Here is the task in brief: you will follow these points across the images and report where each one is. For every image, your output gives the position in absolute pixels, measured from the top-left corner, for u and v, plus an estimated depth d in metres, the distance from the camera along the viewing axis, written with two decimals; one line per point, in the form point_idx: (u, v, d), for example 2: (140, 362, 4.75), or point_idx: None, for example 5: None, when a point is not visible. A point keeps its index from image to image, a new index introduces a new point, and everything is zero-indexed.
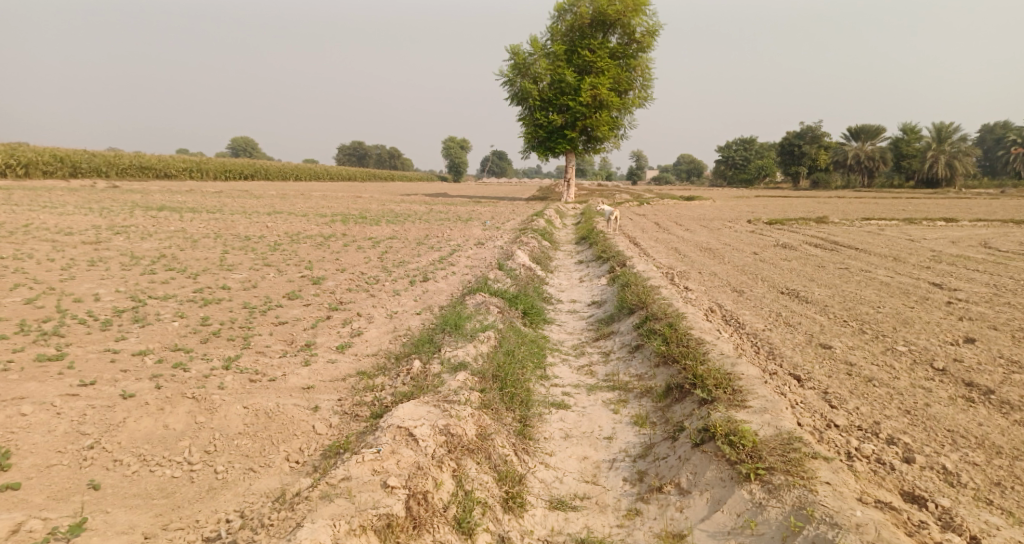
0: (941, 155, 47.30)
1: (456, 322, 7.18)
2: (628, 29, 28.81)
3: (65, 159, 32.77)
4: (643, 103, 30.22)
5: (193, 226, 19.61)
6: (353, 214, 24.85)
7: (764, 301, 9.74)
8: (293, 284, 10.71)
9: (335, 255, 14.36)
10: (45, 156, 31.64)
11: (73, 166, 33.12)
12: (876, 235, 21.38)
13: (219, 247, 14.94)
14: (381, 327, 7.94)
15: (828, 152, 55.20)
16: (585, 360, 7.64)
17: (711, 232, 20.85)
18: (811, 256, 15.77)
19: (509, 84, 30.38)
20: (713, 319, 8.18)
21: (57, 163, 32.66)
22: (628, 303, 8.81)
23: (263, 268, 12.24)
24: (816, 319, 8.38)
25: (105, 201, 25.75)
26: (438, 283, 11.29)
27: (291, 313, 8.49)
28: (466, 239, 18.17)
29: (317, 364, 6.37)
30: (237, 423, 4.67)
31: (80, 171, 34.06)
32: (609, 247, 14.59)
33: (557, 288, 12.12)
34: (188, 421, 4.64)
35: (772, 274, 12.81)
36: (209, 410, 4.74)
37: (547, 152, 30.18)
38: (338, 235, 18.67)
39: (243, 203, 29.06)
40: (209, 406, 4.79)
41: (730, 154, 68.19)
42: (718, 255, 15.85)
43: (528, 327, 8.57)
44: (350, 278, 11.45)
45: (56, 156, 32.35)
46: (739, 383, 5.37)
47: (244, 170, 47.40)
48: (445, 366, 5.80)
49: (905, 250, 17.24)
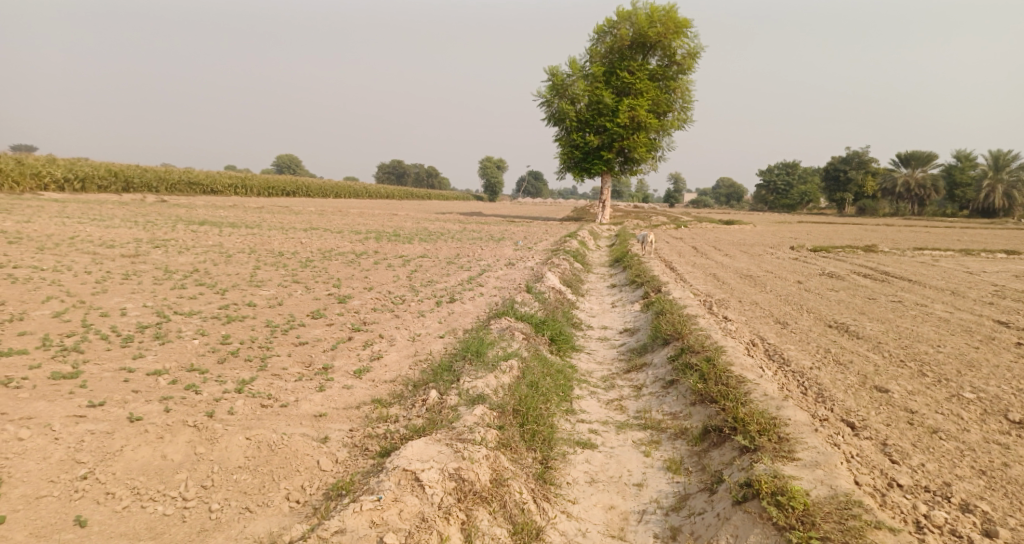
0: (998, 184, 45.31)
1: (478, 349, 6.83)
2: (669, 51, 28.41)
3: (118, 174, 33.72)
4: (682, 126, 29.71)
5: (230, 241, 19.77)
6: (387, 232, 24.83)
7: (810, 335, 9.16)
8: (319, 302, 10.52)
9: (365, 274, 14.21)
10: (100, 171, 32.60)
11: (126, 181, 34.06)
12: (929, 266, 20.37)
13: (252, 263, 14.94)
14: (401, 351, 7.64)
15: (875, 179, 53.59)
16: (615, 394, 7.18)
17: (751, 259, 20.17)
18: (860, 287, 15.01)
19: (547, 105, 30.25)
20: (755, 353, 7.65)
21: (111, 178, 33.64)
22: (663, 333, 8.32)
23: (291, 284, 12.13)
24: (869, 357, 7.79)
25: (150, 215, 26.28)
26: (465, 305, 10.98)
27: (312, 333, 8.26)
28: (497, 259, 17.90)
29: (333, 390, 6.05)
30: (238, 455, 4.44)
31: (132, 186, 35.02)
32: (643, 271, 14.11)
33: (588, 313, 11.68)
34: (187, 452, 4.42)
35: (818, 306, 12.16)
36: (210, 441, 4.51)
37: (583, 173, 29.87)
38: (370, 252, 18.58)
39: (283, 219, 29.38)
40: (210, 436, 4.56)
41: (771, 178, 66.76)
42: (759, 283, 15.21)
43: (556, 356, 8.16)
44: (377, 297, 11.24)
45: (111, 171, 33.31)
46: (784, 430, 4.88)
47: (287, 187, 48.24)
48: (463, 397, 5.44)
49: (962, 283, 16.33)
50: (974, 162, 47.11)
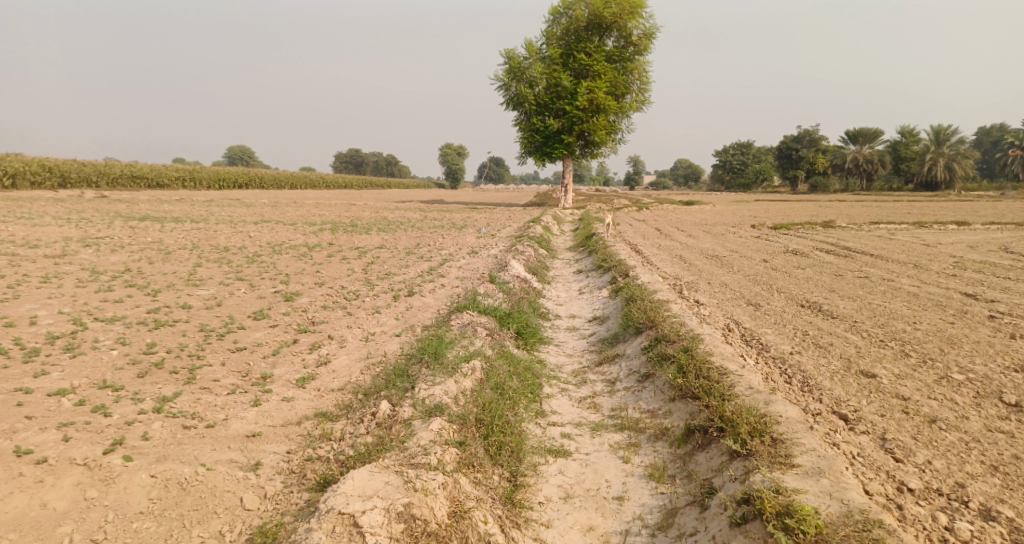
0: (940, 157, 46.50)
1: (436, 350, 6.18)
2: (624, 32, 27.98)
3: (54, 170, 31.75)
4: (640, 107, 29.31)
5: (173, 237, 18.57)
6: (343, 222, 23.84)
7: (785, 317, 8.76)
8: (263, 301, 9.67)
9: (316, 268, 13.36)
10: (34, 167, 30.58)
11: (63, 177, 32.08)
12: (888, 239, 20.48)
13: (193, 260, 13.91)
14: (352, 355, 6.90)
15: (826, 156, 54.50)
16: (588, 391, 6.63)
17: (714, 238, 19.90)
18: (826, 264, 14.84)
19: (504, 88, 29.46)
20: (733, 340, 7.19)
21: (46, 174, 31.62)
22: (635, 322, 7.80)
23: (235, 283, 11.21)
24: (849, 339, 7.41)
25: (88, 212, 24.68)
26: (424, 298, 10.28)
27: (252, 336, 7.44)
28: (458, 247, 17.21)
29: (271, 403, 5.31)
30: (140, 498, 3.81)
31: (70, 182, 33.05)
32: (609, 255, 13.63)
33: (555, 301, 11.13)
34: (75, 498, 3.78)
35: (787, 285, 11.84)
36: (104, 482, 3.88)
37: (543, 157, 29.28)
38: (324, 245, 17.63)
39: (231, 212, 28.02)
40: (105, 477, 3.92)
41: (727, 158, 67.25)
42: (726, 262, 14.90)
43: (522, 352, 7.55)
44: (328, 293, 10.43)
45: (45, 167, 31.30)
46: (778, 430, 4.41)
47: (239, 179, 46.38)
48: (418, 406, 4.79)
49: (922, 256, 16.34)
50: (918, 137, 48.23)
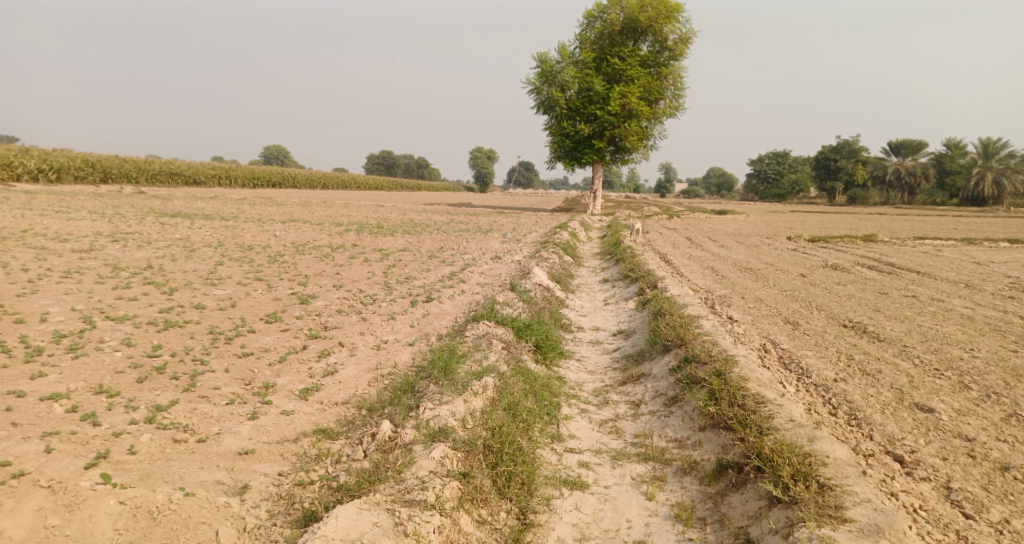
0: (988, 171, 44.69)
1: (448, 365, 5.78)
2: (660, 37, 27.35)
3: (95, 164, 32.30)
4: (674, 114, 28.64)
5: (200, 234, 18.53)
6: (370, 224, 23.66)
7: (826, 338, 8.16)
8: (278, 303, 9.38)
9: (337, 269, 13.11)
10: (76, 161, 31.10)
11: (104, 172, 32.61)
12: (934, 256, 19.51)
13: (215, 258, 13.77)
14: (361, 365, 6.53)
15: (866, 167, 52.90)
16: (610, 413, 6.16)
17: (747, 250, 19.18)
18: (868, 280, 14.08)
19: (535, 92, 29.06)
20: (769, 363, 6.65)
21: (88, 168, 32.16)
22: (663, 339, 7.30)
23: (253, 283, 10.97)
24: (900, 366, 6.80)
25: (122, 207, 24.92)
26: (443, 305, 9.90)
27: (261, 341, 7.12)
28: (483, 252, 16.81)
29: (270, 416, 4.94)
30: (104, 529, 3.52)
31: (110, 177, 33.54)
32: (638, 265, 13.11)
33: (578, 311, 10.66)
34: (34, 525, 3.50)
35: (827, 302, 11.18)
36: (68, 509, 3.60)
37: (573, 162, 28.79)
38: (348, 246, 17.40)
39: (262, 211, 28.10)
40: (70, 502, 3.65)
41: (762, 167, 65.75)
42: (760, 276, 14.24)
43: (541, 367, 7.09)
44: (345, 297, 10.11)
45: (87, 162, 31.83)
46: (824, 473, 3.98)
47: (273, 178, 46.78)
48: (423, 429, 4.44)
49: (972, 275, 15.43)
50: (964, 149, 46.46)
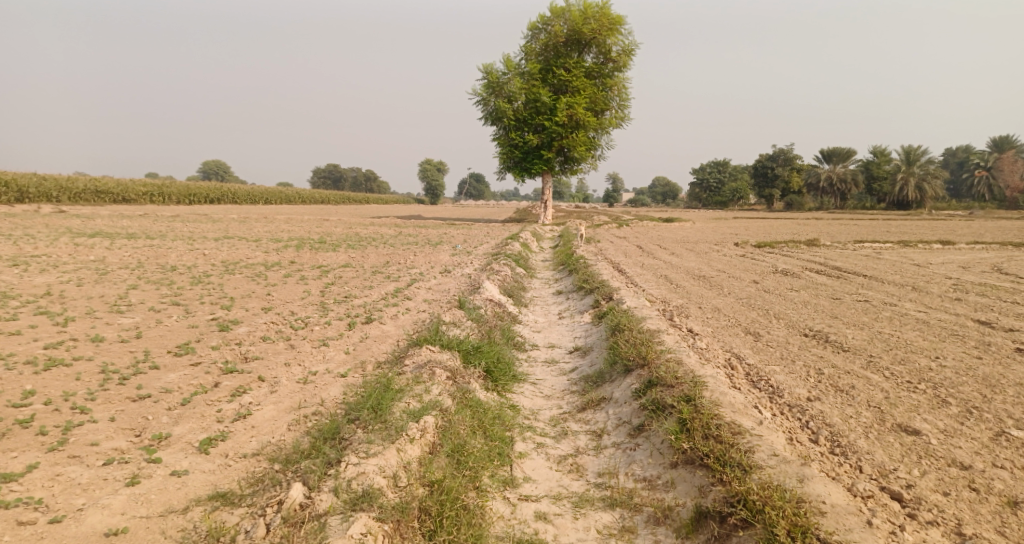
0: (911, 177, 46.55)
1: (382, 402, 4.99)
2: (603, 48, 27.22)
3: (10, 183, 29.87)
4: (620, 123, 28.50)
5: (120, 255, 17.02)
6: (310, 239, 22.45)
7: (791, 350, 7.69)
8: (193, 332, 8.33)
9: (268, 290, 12.05)
10: None
11: (21, 191, 30.22)
12: (876, 259, 19.75)
13: (130, 282, 12.48)
14: (280, 405, 5.63)
15: (800, 174, 54.34)
16: (569, 446, 5.46)
17: (699, 257, 18.95)
18: (820, 285, 13.93)
19: (481, 103, 28.42)
20: (738, 382, 6.07)
21: (2, 188, 29.67)
22: (624, 359, 6.71)
23: (168, 309, 9.85)
24: (873, 380, 6.35)
25: (37, 227, 22.93)
26: (384, 326, 9.04)
27: (162, 379, 6.13)
28: (430, 266, 15.97)
29: (154, 479, 4.07)
30: None
31: (28, 197, 31.08)
32: (592, 275, 12.56)
33: (531, 327, 9.97)
34: None
35: (785, 310, 10.82)
36: None
37: (521, 173, 28.27)
38: (284, 263, 16.26)
39: (194, 228, 26.45)
40: None
41: (704, 176, 67.00)
42: (715, 284, 13.90)
43: (492, 396, 6.34)
44: (272, 321, 9.12)
45: (1, 180, 29.37)
46: (825, 527, 3.63)
47: (210, 194, 44.64)
48: (343, 495, 3.78)
49: (916, 277, 15.54)
50: (889, 156, 48.17)
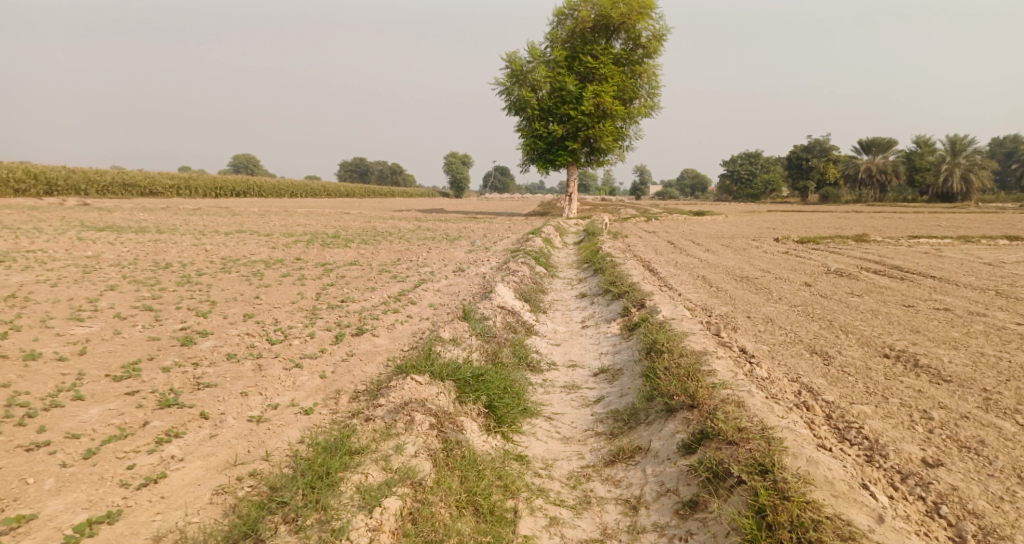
0: (956, 167, 43.72)
1: (328, 476, 3.83)
2: (632, 34, 25.46)
3: (39, 176, 29.20)
4: (649, 113, 26.73)
5: (119, 251, 15.91)
6: (325, 234, 21.18)
7: (877, 380, 6.06)
8: (150, 347, 7.01)
9: (259, 292, 10.75)
10: (18, 173, 28.00)
11: (48, 184, 29.54)
12: (937, 257, 17.70)
13: (114, 282, 11.30)
14: (212, 459, 4.30)
15: (837, 166, 51.74)
16: (593, 525, 4.00)
17: (739, 254, 17.20)
18: (883, 290, 12.16)
19: (504, 93, 26.87)
20: (824, 435, 4.46)
21: (30, 180, 28.99)
22: (665, 395, 5.19)
23: (136, 316, 8.54)
24: (1008, 434, 4.69)
25: (48, 221, 22.02)
26: (377, 339, 7.61)
27: (75, 418, 4.87)
28: (444, 264, 14.55)
29: None
30: None
31: (55, 189, 30.41)
32: (621, 276, 11.00)
33: (549, 339, 8.46)
34: None
35: (851, 321, 9.14)
36: None
37: (546, 165, 26.69)
38: (288, 261, 14.95)
39: (211, 222, 25.42)
40: None
41: (735, 168, 64.56)
42: (761, 287, 12.22)
43: (492, 444, 4.89)
44: (247, 331, 7.73)
45: (30, 173, 28.72)
46: None
47: (237, 188, 43.86)
48: None
49: (992, 278, 13.67)
50: (932, 146, 45.40)
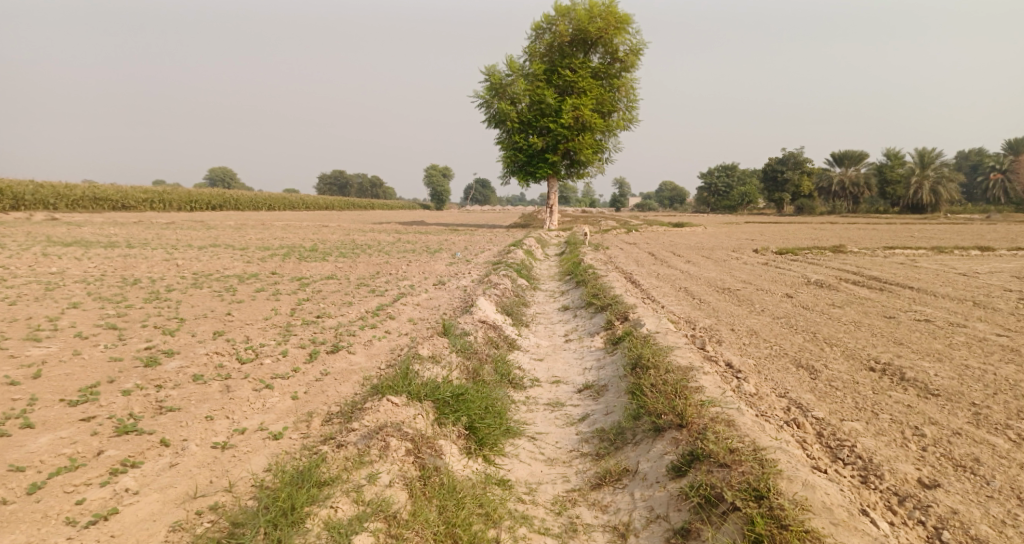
0: (926, 179, 44.54)
1: (294, 512, 3.58)
2: (610, 48, 25.55)
3: (6, 190, 28.40)
4: (627, 126, 26.79)
5: (86, 267, 15.39)
6: (301, 247, 20.81)
7: (867, 395, 5.92)
8: (111, 368, 6.65)
9: (231, 308, 10.40)
10: None
11: (16, 198, 28.76)
12: (914, 268, 17.82)
13: (79, 299, 10.87)
14: (171, 491, 4.00)
15: (811, 178, 52.47)
16: None
17: (719, 266, 17.17)
18: (864, 301, 12.15)
19: (483, 106, 26.77)
20: (818, 455, 4.30)
21: None
22: (652, 413, 5.00)
23: (99, 335, 8.16)
24: (1004, 452, 4.57)
25: (14, 236, 21.35)
26: (352, 356, 7.32)
27: (23, 448, 4.54)
28: (422, 277, 14.28)
29: None
30: None
31: (23, 204, 29.58)
32: (603, 289, 10.84)
33: (530, 355, 8.23)
34: None
35: (834, 334, 9.05)
36: None
37: (525, 177, 26.58)
38: (263, 275, 14.57)
39: (185, 236, 24.87)
40: None
41: (712, 180, 65.21)
42: (743, 298, 12.13)
43: (473, 467, 4.65)
44: (216, 350, 7.40)
45: None
46: None
47: (213, 201, 43.15)
48: None
49: (969, 289, 13.75)
50: (903, 159, 46.24)
